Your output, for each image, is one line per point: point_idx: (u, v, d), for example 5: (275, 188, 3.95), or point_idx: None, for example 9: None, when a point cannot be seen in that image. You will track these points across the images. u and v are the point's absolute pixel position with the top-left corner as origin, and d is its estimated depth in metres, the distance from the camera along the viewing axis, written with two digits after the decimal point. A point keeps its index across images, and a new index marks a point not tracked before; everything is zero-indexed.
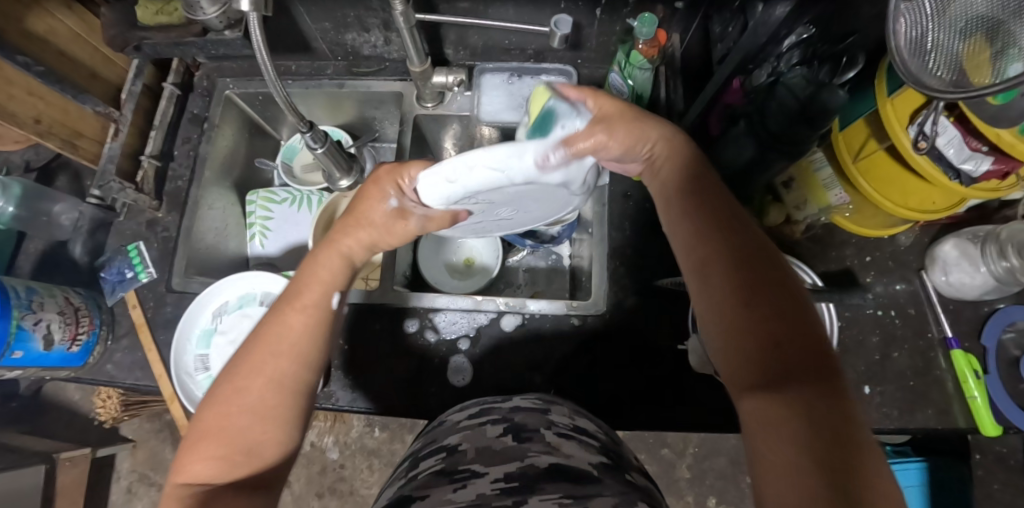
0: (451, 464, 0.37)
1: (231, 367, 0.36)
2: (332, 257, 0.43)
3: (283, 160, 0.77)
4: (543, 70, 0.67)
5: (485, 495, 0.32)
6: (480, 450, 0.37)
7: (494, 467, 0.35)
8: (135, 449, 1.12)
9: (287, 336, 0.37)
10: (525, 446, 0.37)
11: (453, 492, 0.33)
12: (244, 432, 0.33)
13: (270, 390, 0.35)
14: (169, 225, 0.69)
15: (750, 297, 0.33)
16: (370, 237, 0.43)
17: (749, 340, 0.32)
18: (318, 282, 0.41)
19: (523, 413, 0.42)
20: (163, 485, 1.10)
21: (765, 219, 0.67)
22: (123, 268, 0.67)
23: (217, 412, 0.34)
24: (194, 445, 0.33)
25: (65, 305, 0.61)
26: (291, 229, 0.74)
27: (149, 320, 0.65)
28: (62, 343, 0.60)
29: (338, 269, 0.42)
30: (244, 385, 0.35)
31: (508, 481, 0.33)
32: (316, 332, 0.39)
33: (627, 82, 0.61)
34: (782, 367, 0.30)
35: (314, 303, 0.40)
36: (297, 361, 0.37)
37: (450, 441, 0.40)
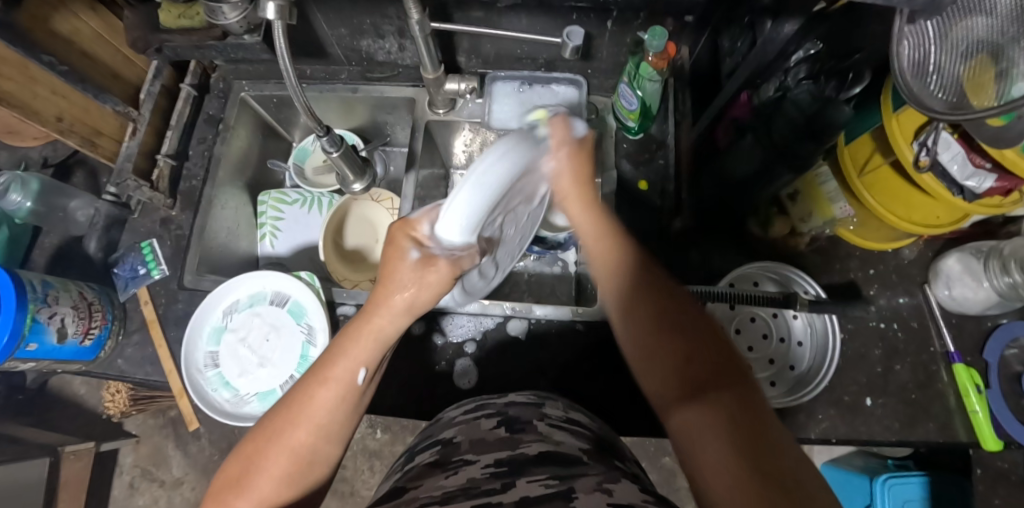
0: (446, 456, 0.38)
1: (257, 428, 0.36)
2: (366, 336, 0.40)
3: (296, 161, 0.78)
4: (554, 79, 0.68)
5: (475, 478, 0.33)
6: (474, 442, 0.39)
7: (486, 454, 0.36)
8: (138, 445, 1.12)
9: (310, 410, 0.36)
10: (517, 435, 0.39)
11: (444, 479, 0.34)
12: (261, 493, 0.34)
13: (286, 459, 0.35)
14: (183, 223, 0.70)
15: (665, 329, 0.36)
16: (407, 299, 0.41)
17: (660, 356, 0.35)
18: (349, 354, 0.39)
19: (517, 407, 0.44)
20: (164, 482, 1.10)
21: (770, 230, 0.67)
22: (136, 264, 0.68)
23: (237, 471, 0.34)
24: (217, 498, 0.34)
25: (79, 299, 0.62)
26: (303, 230, 0.76)
27: (160, 317, 0.66)
28: (75, 336, 0.61)
29: (368, 346, 0.40)
30: (265, 449, 0.35)
31: (498, 465, 0.34)
32: (338, 408, 0.37)
33: (636, 92, 0.62)
34: (692, 376, 0.33)
35: (340, 378, 0.38)
36: (317, 433, 0.36)
37: (446, 436, 0.42)
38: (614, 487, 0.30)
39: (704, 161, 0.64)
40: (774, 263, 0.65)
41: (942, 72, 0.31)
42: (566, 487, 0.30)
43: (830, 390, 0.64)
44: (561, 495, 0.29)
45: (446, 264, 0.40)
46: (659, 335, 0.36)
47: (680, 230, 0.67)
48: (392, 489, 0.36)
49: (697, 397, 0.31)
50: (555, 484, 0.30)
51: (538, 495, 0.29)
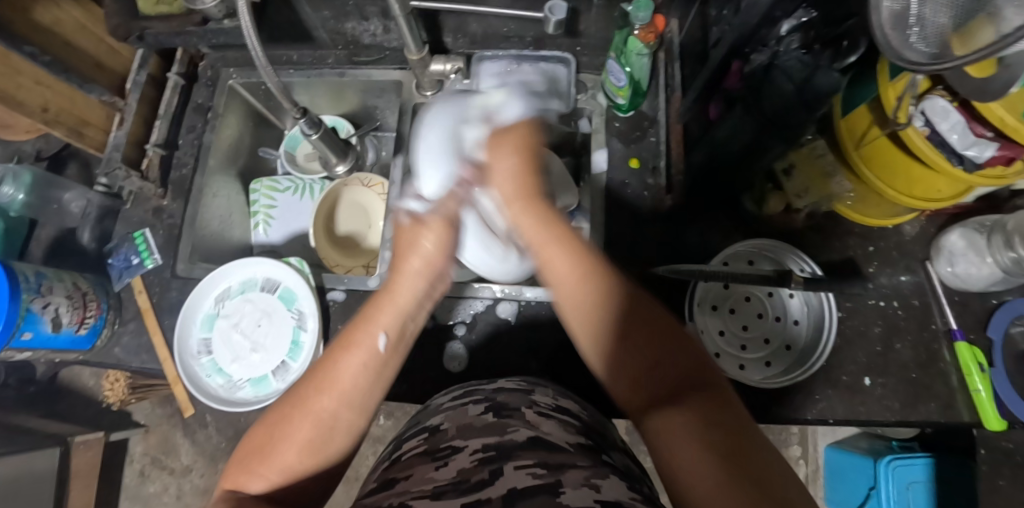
0: (434, 444, 0.39)
1: (285, 395, 0.36)
2: (388, 306, 0.39)
3: (286, 149, 0.78)
4: (543, 56, 0.66)
5: (465, 469, 0.34)
6: (461, 428, 0.40)
7: (474, 441, 0.37)
8: (148, 433, 1.17)
9: (337, 376, 0.35)
10: (505, 421, 0.40)
11: (435, 469, 0.34)
12: (283, 457, 0.33)
13: (308, 424, 0.34)
14: (174, 213, 0.70)
15: (631, 337, 0.35)
16: (424, 260, 0.41)
17: (628, 361, 0.35)
18: (396, 304, 0.40)
19: (505, 393, 0.45)
20: (173, 470, 1.17)
21: (764, 207, 0.65)
22: (130, 254, 0.68)
23: (265, 437, 0.34)
24: (244, 459, 0.34)
25: (73, 289, 0.63)
26: (295, 217, 0.76)
27: (154, 305, 0.67)
28: (70, 325, 0.62)
29: (394, 310, 0.39)
30: (289, 417, 0.34)
31: (485, 456, 0.35)
32: (360, 376, 0.36)
33: (624, 68, 0.60)
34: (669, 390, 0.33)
35: (363, 343, 0.37)
36: (338, 401, 0.35)
37: (433, 423, 0.43)
38: (602, 483, 0.31)
39: (693, 137, 0.64)
40: (772, 242, 0.64)
41: (923, 25, 0.32)
42: (554, 480, 0.31)
43: (828, 370, 0.62)
44: (549, 489, 0.30)
45: (435, 219, 0.43)
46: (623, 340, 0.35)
47: (671, 207, 0.66)
48: (380, 480, 0.36)
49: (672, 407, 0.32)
50: (542, 476, 0.31)
51: (526, 487, 0.30)
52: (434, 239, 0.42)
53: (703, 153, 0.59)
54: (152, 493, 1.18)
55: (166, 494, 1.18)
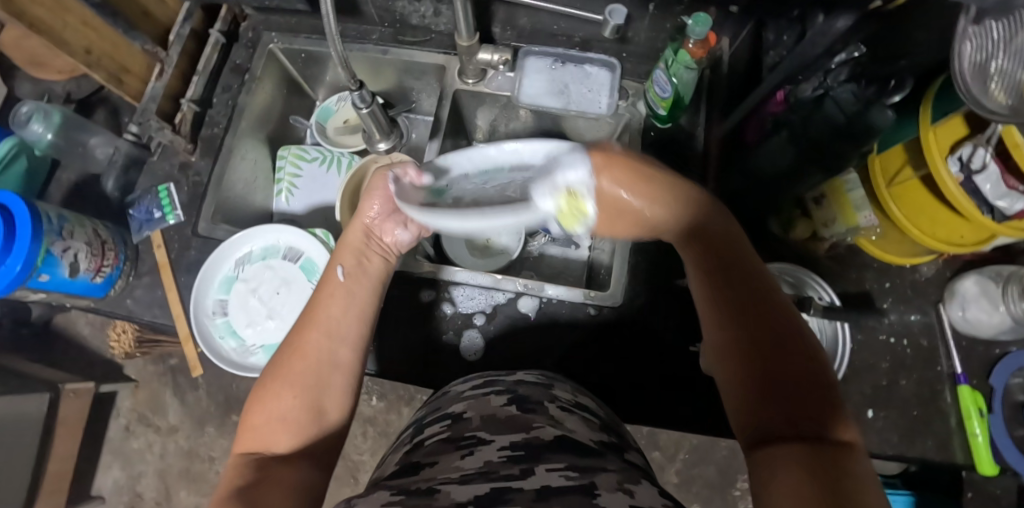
0: (458, 432, 0.41)
1: (279, 347, 0.41)
2: (346, 248, 0.49)
3: (318, 120, 0.78)
4: (588, 59, 0.66)
5: (491, 461, 0.35)
6: (485, 419, 0.42)
7: (500, 435, 0.39)
8: (138, 389, 1.17)
9: (318, 316, 0.42)
10: (529, 416, 0.41)
11: (461, 458, 0.36)
12: (287, 400, 0.37)
13: (300, 361, 0.39)
14: (200, 170, 0.69)
15: (755, 352, 0.33)
16: (376, 212, 0.51)
17: (737, 368, 0.34)
18: (343, 256, 0.48)
19: (526, 386, 0.47)
20: (160, 427, 1.17)
21: (791, 232, 0.67)
22: (152, 207, 0.68)
23: (269, 392, 0.38)
24: (248, 418, 0.37)
25: (93, 236, 0.62)
26: (319, 188, 0.75)
27: (172, 261, 0.66)
28: (87, 272, 0.61)
29: (349, 255, 0.48)
30: (284, 359, 0.39)
31: (513, 450, 0.36)
32: (335, 305, 0.43)
33: (671, 79, 0.60)
34: (796, 409, 0.30)
35: (329, 280, 0.45)
36: (319, 330, 0.41)
37: (456, 410, 0.45)
38: (635, 489, 0.31)
39: (729, 158, 0.64)
40: (794, 268, 0.64)
41: (1001, 76, 0.32)
42: (588, 482, 0.31)
43: None
44: (584, 490, 0.30)
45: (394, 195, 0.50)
46: (745, 347, 0.34)
47: None
48: (407, 464, 0.38)
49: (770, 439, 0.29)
50: (576, 477, 0.32)
51: (560, 486, 0.31)
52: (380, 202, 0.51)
53: (739, 173, 0.60)
54: (136, 449, 1.19)
55: (150, 451, 1.19)
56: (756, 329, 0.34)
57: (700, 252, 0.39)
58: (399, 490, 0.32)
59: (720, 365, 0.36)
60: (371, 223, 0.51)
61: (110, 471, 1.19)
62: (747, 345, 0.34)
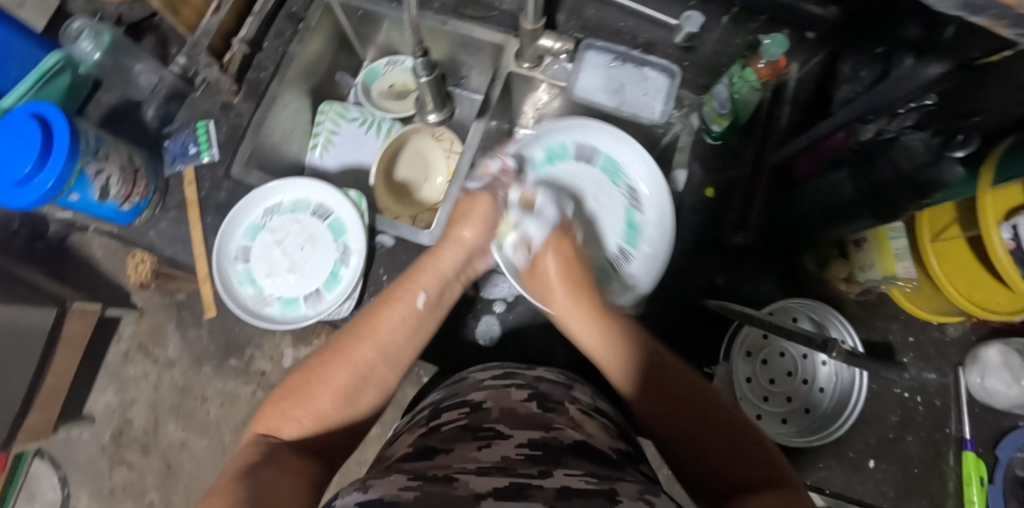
0: (476, 422, 0.46)
1: (325, 350, 0.47)
2: (429, 270, 0.54)
3: (364, 81, 0.78)
4: (649, 62, 0.65)
5: (509, 457, 0.39)
6: (504, 412, 0.47)
7: (519, 431, 0.43)
8: (140, 319, 1.21)
9: (377, 333, 0.48)
10: (549, 416, 0.47)
11: (479, 448, 0.41)
12: (318, 401, 0.43)
13: (344, 370, 0.45)
14: (242, 113, 0.68)
15: (678, 415, 0.42)
16: (469, 235, 0.56)
17: (677, 429, 0.42)
18: (412, 286, 0.52)
19: (546, 384, 0.53)
20: (158, 359, 1.21)
21: (825, 271, 0.65)
22: (188, 143, 0.68)
23: (301, 388, 0.44)
24: (274, 407, 0.43)
25: (127, 163, 0.62)
26: (355, 149, 0.75)
27: (201, 199, 0.66)
28: (116, 198, 0.61)
29: (432, 280, 0.54)
30: (322, 364, 0.45)
31: (530, 448, 0.40)
32: (399, 326, 0.49)
33: (732, 96, 0.60)
34: (734, 466, 0.37)
35: (403, 300, 0.51)
36: (374, 350, 0.47)
37: (475, 400, 0.50)
38: (654, 498, 0.34)
39: (784, 183, 0.62)
40: (823, 305, 0.63)
41: None
42: (606, 487, 0.35)
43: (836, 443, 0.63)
44: (606, 496, 0.33)
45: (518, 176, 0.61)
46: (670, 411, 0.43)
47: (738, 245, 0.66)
48: (423, 448, 0.43)
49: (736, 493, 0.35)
50: (595, 483, 0.35)
51: (580, 488, 0.34)
52: (473, 230, 0.56)
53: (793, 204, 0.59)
54: (132, 375, 1.21)
55: (145, 380, 1.21)
56: (677, 389, 0.44)
57: (604, 326, 0.50)
58: (415, 475, 0.35)
59: (651, 408, 0.44)
60: (467, 241, 0.56)
61: (103, 394, 1.21)
62: (672, 408, 0.43)
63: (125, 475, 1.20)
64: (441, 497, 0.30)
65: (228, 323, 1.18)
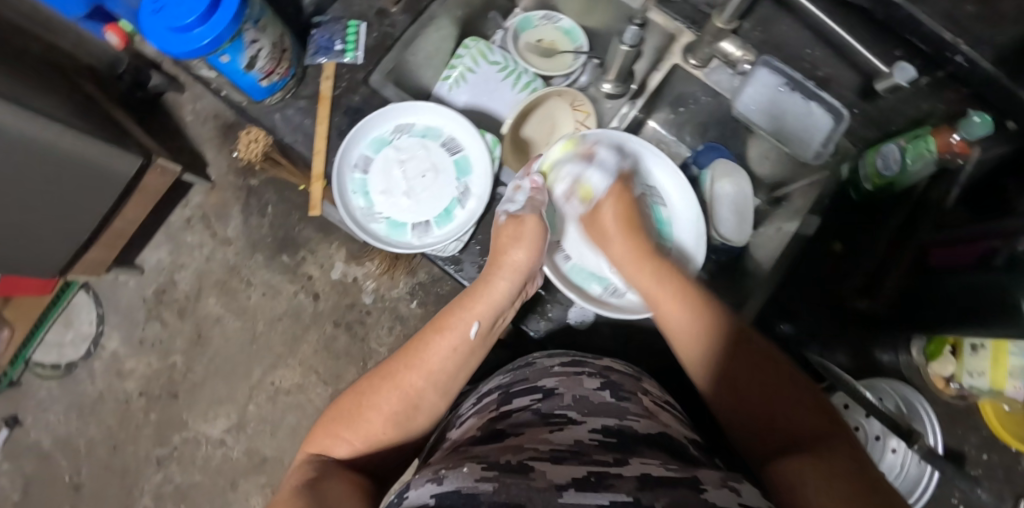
0: (549, 407, 0.44)
1: (377, 372, 0.46)
2: (483, 298, 0.53)
3: (516, 27, 0.78)
4: (819, 98, 0.62)
5: (583, 442, 0.38)
6: (577, 398, 0.46)
7: (590, 419, 0.42)
8: (210, 192, 1.27)
9: (430, 357, 0.47)
10: (624, 406, 0.45)
11: (551, 431, 0.39)
12: (370, 428, 0.43)
13: (396, 397, 0.45)
14: (396, 24, 0.67)
15: (740, 386, 0.44)
16: (515, 262, 0.55)
17: (732, 395, 0.44)
18: (466, 312, 0.51)
19: (616, 374, 0.53)
20: (216, 235, 1.26)
21: (929, 364, 0.62)
22: (335, 38, 0.66)
23: (353, 409, 0.44)
24: (326, 426, 0.44)
25: (278, 40, 0.60)
26: (485, 92, 0.76)
27: (333, 98, 0.65)
28: (259, 73, 0.59)
29: (485, 308, 0.53)
30: (379, 387, 0.45)
31: (603, 435, 0.39)
32: (448, 355, 0.48)
33: (903, 161, 0.56)
34: (780, 425, 0.40)
35: (457, 329, 0.50)
36: (426, 378, 0.46)
37: (547, 386, 0.48)
38: (739, 487, 0.32)
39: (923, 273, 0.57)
40: (910, 392, 0.61)
41: None
42: (693, 476, 0.33)
43: None
44: (690, 484, 0.31)
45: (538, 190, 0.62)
46: (732, 383, 0.44)
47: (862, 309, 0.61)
48: (493, 430, 0.42)
49: (790, 452, 0.37)
50: (678, 471, 0.33)
51: (662, 477, 0.32)
52: (522, 253, 0.56)
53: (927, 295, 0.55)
54: (189, 242, 1.27)
55: (199, 250, 1.26)
56: (740, 353, 0.45)
57: (662, 285, 0.53)
58: (488, 463, 0.33)
59: (711, 367, 0.46)
60: (512, 263, 0.56)
61: (158, 250, 1.27)
62: (731, 380, 0.44)
63: (156, 331, 1.26)
64: (525, 488, 0.29)
65: (290, 220, 1.25)
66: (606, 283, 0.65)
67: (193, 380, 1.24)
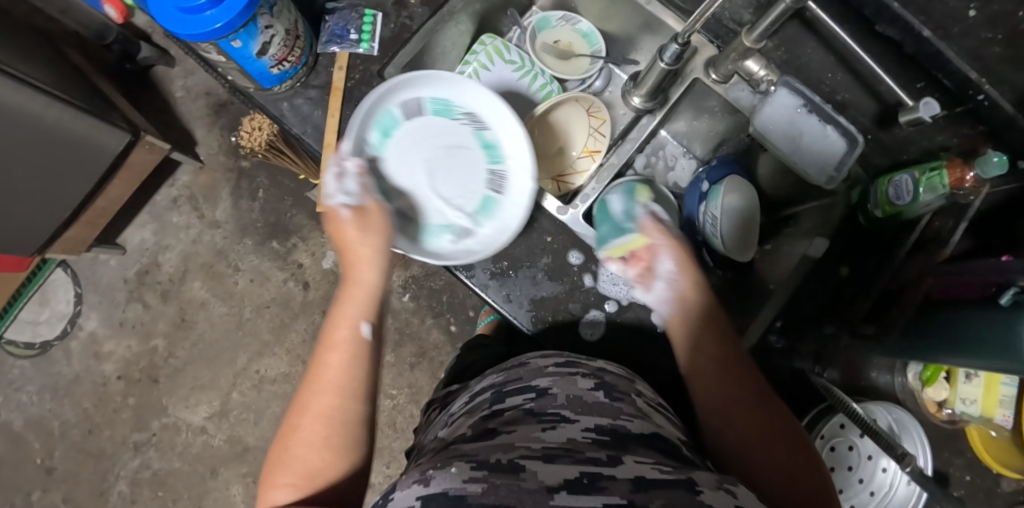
0: (542, 406, 0.43)
1: (291, 417, 0.44)
2: (361, 293, 0.52)
3: (534, 26, 0.77)
4: (837, 121, 0.62)
5: (575, 440, 0.37)
6: (571, 398, 0.44)
7: (583, 416, 0.41)
8: (199, 171, 1.22)
9: (331, 374, 0.45)
10: (618, 406, 0.44)
11: (545, 429, 0.39)
12: (305, 460, 0.41)
13: (319, 423, 0.43)
14: (414, 16, 0.65)
15: (758, 427, 0.44)
16: (372, 244, 0.54)
17: (741, 431, 0.44)
18: (347, 319, 0.49)
19: (611, 375, 0.50)
20: (204, 216, 1.22)
21: (923, 389, 0.64)
22: (350, 26, 0.64)
23: (283, 452, 0.42)
24: (269, 485, 0.42)
25: (292, 26, 0.57)
26: (498, 90, 0.74)
27: (345, 90, 0.63)
28: (270, 59, 0.57)
29: (364, 298, 0.52)
30: (299, 424, 0.43)
31: (598, 434, 0.39)
32: (350, 362, 0.46)
33: (916, 191, 0.57)
34: (783, 477, 0.40)
35: (347, 336, 0.48)
36: (341, 393, 0.44)
37: (541, 386, 0.46)
38: (737, 490, 0.32)
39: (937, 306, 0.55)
40: (903, 416, 0.62)
41: None
42: (686, 477, 0.32)
43: None
44: (684, 484, 0.31)
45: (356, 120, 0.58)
46: (752, 419, 0.44)
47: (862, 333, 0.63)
48: (484, 430, 0.40)
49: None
50: (671, 472, 0.33)
51: (657, 479, 0.32)
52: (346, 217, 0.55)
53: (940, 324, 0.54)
54: (175, 222, 1.22)
55: (185, 231, 1.22)
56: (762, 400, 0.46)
57: (703, 321, 0.53)
58: (477, 462, 0.32)
59: (731, 404, 0.46)
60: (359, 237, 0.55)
61: (142, 229, 1.22)
62: (749, 416, 0.45)
63: (137, 313, 1.22)
64: (515, 491, 0.28)
65: (282, 205, 1.21)
66: (453, 229, 0.63)
67: (175, 365, 1.21)
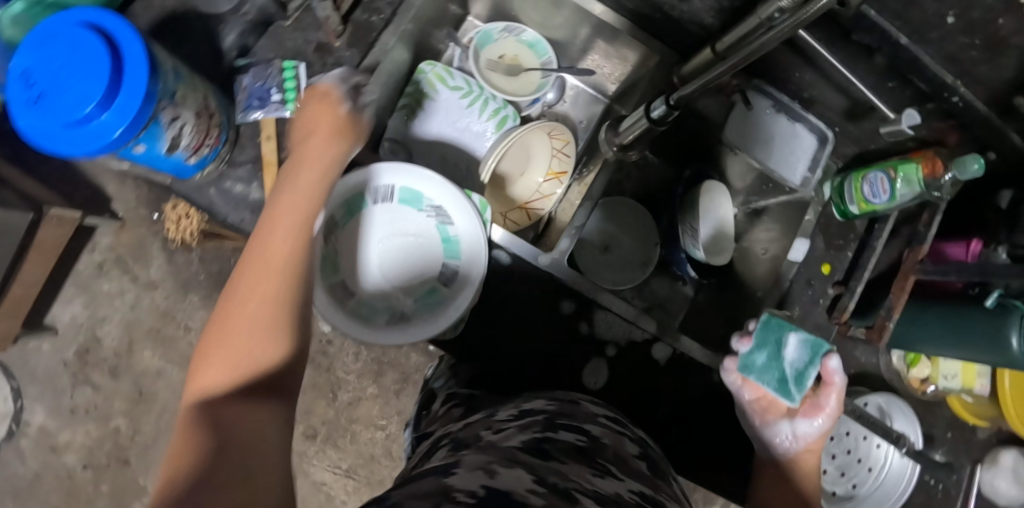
0: (594, 450, 0.36)
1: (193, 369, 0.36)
2: (303, 205, 0.42)
3: (476, 43, 0.70)
4: (804, 120, 0.63)
5: (624, 496, 0.29)
6: (617, 457, 0.37)
7: (632, 479, 0.34)
8: (121, 230, 1.08)
9: (240, 312, 0.37)
10: (658, 482, 0.37)
11: (598, 475, 0.31)
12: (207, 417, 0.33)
13: (222, 376, 0.35)
14: (343, 61, 0.57)
15: None
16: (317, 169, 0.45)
17: None
18: (288, 229, 0.41)
19: (655, 453, 0.43)
20: (138, 279, 1.09)
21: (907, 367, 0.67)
22: (270, 86, 0.55)
23: (205, 376, 0.35)
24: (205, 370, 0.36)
25: (202, 107, 0.49)
26: (450, 121, 0.67)
27: (280, 162, 0.54)
28: (185, 151, 0.48)
29: (303, 212, 0.42)
30: (206, 386, 0.35)
31: (645, 500, 0.31)
32: (279, 289, 0.38)
33: (889, 191, 0.58)
34: None
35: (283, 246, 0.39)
36: (252, 355, 0.37)
37: (594, 431, 0.40)
38: None
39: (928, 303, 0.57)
40: (893, 400, 0.65)
41: None
42: None
43: None
44: None
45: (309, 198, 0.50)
46: None
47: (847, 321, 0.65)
48: (534, 446, 0.33)
49: None
50: None
51: None
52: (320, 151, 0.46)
53: (937, 318, 0.55)
54: (107, 290, 1.09)
55: (121, 298, 1.10)
56: None
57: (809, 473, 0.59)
58: (539, 480, 0.25)
59: None
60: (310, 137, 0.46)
61: (71, 304, 1.09)
62: None
63: (87, 396, 1.09)
64: None
65: (225, 253, 1.10)
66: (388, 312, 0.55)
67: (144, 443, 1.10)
